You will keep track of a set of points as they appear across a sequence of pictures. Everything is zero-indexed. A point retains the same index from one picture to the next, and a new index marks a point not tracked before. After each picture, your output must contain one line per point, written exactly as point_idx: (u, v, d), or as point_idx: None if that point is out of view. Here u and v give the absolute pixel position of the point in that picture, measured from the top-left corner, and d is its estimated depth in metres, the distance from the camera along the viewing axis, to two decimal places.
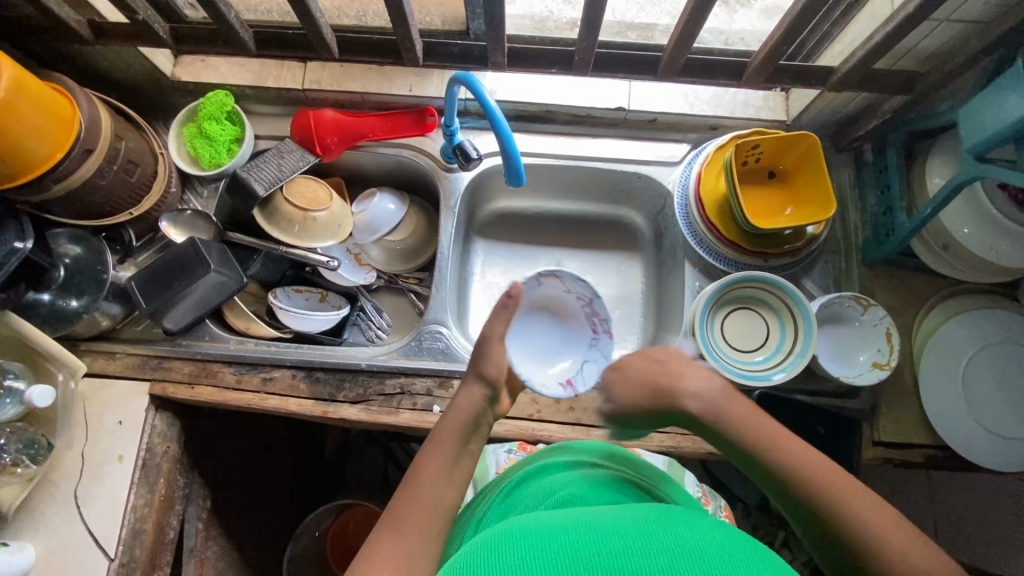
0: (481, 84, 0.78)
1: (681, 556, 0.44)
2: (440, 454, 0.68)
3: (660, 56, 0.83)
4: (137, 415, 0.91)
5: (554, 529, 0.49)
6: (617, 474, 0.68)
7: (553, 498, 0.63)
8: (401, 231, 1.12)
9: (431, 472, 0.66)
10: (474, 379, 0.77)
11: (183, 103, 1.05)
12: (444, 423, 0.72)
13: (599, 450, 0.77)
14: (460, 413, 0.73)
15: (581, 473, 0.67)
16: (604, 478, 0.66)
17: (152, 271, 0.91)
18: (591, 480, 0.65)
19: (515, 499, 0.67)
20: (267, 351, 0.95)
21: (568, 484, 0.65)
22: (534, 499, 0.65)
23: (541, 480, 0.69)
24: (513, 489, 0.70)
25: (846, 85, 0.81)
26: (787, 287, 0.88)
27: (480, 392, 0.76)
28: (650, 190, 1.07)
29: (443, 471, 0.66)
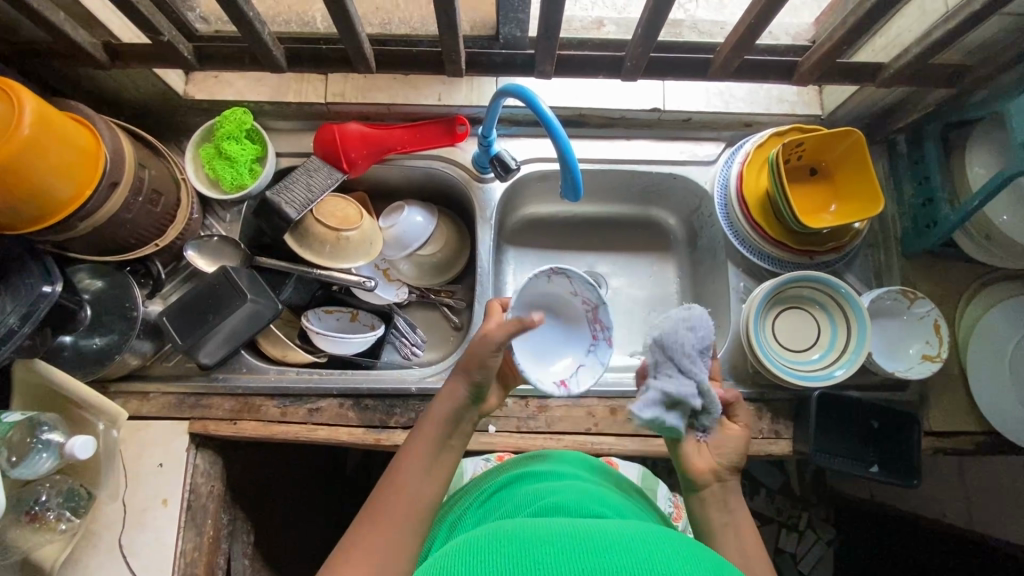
0: (536, 94, 0.75)
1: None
2: (418, 457, 0.64)
3: (711, 57, 0.81)
4: (178, 455, 0.87)
5: (538, 537, 0.49)
6: (599, 487, 0.68)
7: (537, 504, 0.62)
8: (433, 245, 1.08)
9: (404, 482, 0.62)
10: (460, 376, 0.69)
11: (197, 122, 0.99)
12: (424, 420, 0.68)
13: (576, 461, 0.77)
14: (440, 412, 0.68)
15: (566, 483, 0.66)
16: (592, 491, 0.65)
17: (184, 303, 0.87)
18: (582, 490, 0.64)
19: (494, 503, 0.68)
20: (310, 381, 0.92)
21: (549, 490, 0.64)
22: (516, 503, 0.65)
23: (522, 490, 0.66)
24: (495, 492, 0.69)
25: (896, 81, 0.80)
26: (841, 286, 0.88)
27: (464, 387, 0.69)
28: (686, 190, 1.06)
29: (418, 472, 0.63)
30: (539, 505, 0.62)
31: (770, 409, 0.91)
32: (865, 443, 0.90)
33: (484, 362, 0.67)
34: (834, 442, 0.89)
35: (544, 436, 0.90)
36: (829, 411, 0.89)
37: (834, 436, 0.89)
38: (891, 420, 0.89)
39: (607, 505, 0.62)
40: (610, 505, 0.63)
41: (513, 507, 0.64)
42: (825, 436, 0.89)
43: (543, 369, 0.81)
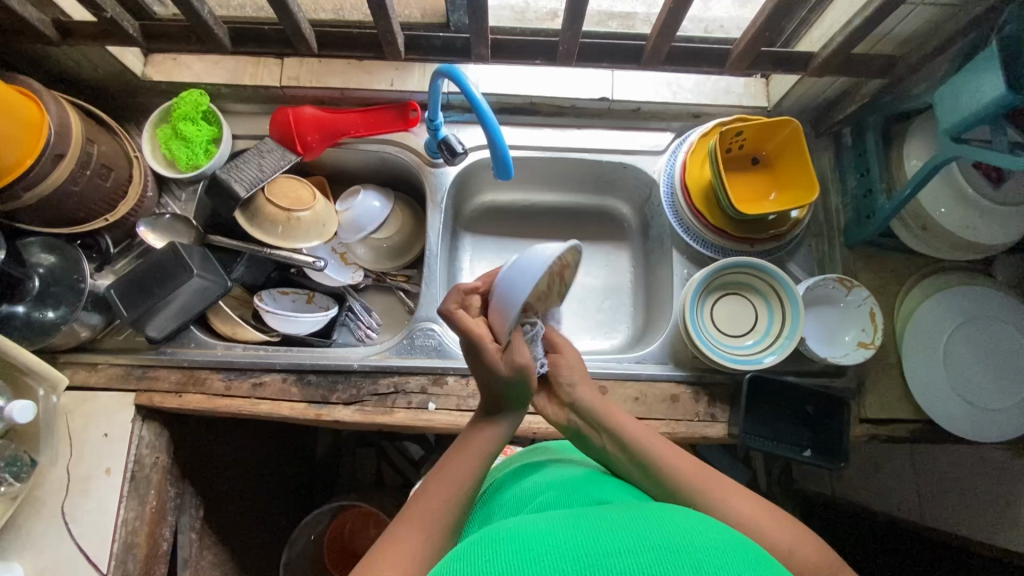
0: (467, 76, 0.77)
1: (671, 556, 0.43)
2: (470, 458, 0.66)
3: (643, 44, 0.83)
4: (123, 426, 0.89)
5: (549, 535, 0.47)
6: (592, 471, 0.69)
7: (538, 498, 0.63)
8: (388, 229, 1.10)
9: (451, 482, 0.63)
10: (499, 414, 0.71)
11: (156, 104, 1.02)
12: (466, 445, 0.68)
13: (573, 449, 0.77)
14: (482, 441, 0.68)
15: (557, 473, 0.68)
16: (577, 476, 0.67)
17: (132, 278, 0.89)
18: (568, 477, 0.66)
19: (495, 505, 0.67)
20: (256, 356, 0.94)
21: (542, 485, 0.65)
22: (517, 500, 0.64)
23: (523, 484, 0.68)
24: (493, 493, 0.70)
25: (825, 70, 0.82)
26: (773, 271, 0.90)
27: (508, 423, 0.71)
28: (636, 179, 1.08)
29: (469, 470, 0.65)
30: (539, 501, 0.62)
31: (707, 393, 0.92)
32: (799, 426, 0.92)
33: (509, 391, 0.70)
34: (769, 426, 0.90)
35: None
36: (765, 396, 0.90)
37: (769, 420, 0.90)
38: (825, 406, 0.90)
39: (608, 491, 0.63)
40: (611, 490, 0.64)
41: (511, 504, 0.64)
42: (760, 420, 0.90)
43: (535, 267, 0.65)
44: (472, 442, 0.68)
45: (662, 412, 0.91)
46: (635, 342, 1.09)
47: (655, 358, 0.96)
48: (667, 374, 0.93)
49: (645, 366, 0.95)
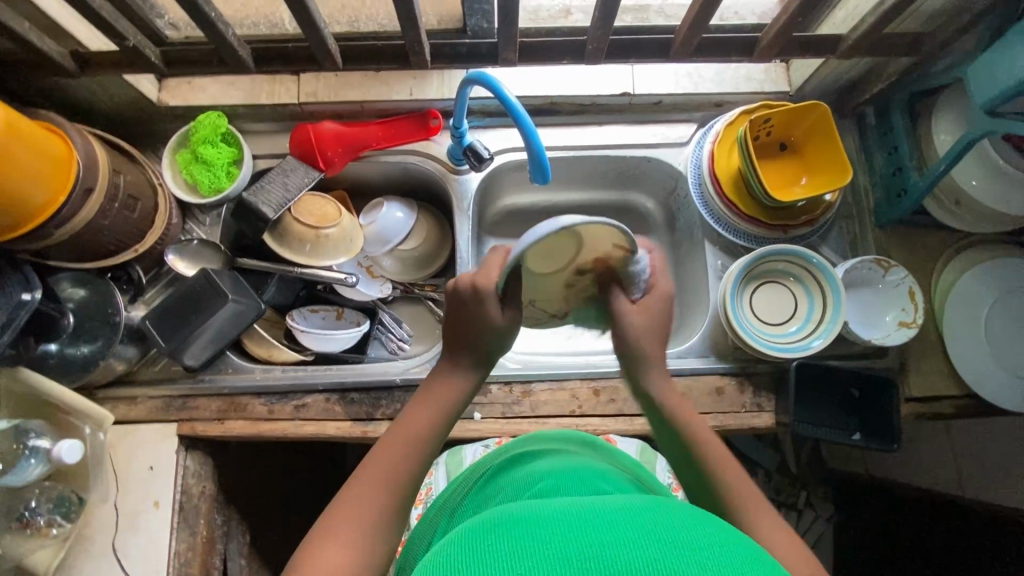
0: (499, 81, 0.76)
1: (679, 554, 0.41)
2: (429, 409, 0.66)
3: (672, 37, 0.82)
4: (168, 458, 0.89)
5: (552, 524, 0.45)
6: (590, 462, 0.68)
7: (536, 486, 0.62)
8: (414, 238, 1.08)
9: (409, 437, 0.63)
10: (468, 362, 0.68)
11: (173, 129, 1.01)
12: (427, 392, 0.67)
13: (570, 440, 0.77)
14: (443, 390, 0.67)
15: (556, 462, 0.67)
16: (579, 466, 0.65)
17: (167, 307, 0.88)
18: (571, 467, 0.65)
19: (493, 490, 0.66)
20: (295, 378, 0.92)
21: (543, 474, 0.64)
22: (512, 488, 0.64)
23: (520, 472, 0.67)
24: (490, 476, 0.70)
25: (855, 52, 0.81)
26: (812, 257, 0.89)
27: (468, 376, 0.68)
28: (661, 172, 1.07)
29: (430, 424, 0.65)
30: (538, 488, 0.61)
31: (752, 383, 0.92)
32: (842, 409, 0.92)
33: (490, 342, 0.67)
34: (816, 410, 0.90)
35: (530, 420, 0.91)
36: (814, 383, 0.90)
37: (814, 405, 0.90)
38: (871, 387, 0.89)
39: (606, 483, 0.62)
40: (611, 481, 0.63)
41: (508, 492, 0.64)
42: (807, 407, 0.90)
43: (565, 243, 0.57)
44: (434, 389, 0.67)
45: (708, 405, 0.91)
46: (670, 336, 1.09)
47: (695, 351, 0.95)
48: (710, 367, 0.93)
49: (686, 359, 0.95)
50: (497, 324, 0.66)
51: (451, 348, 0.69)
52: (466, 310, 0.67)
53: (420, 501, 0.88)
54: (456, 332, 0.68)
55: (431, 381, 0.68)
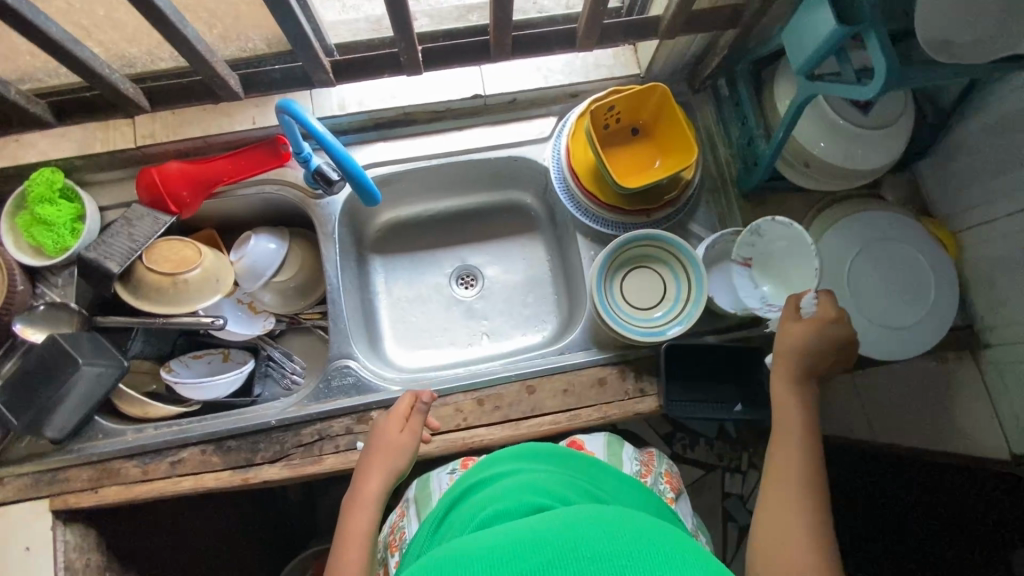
0: (302, 108, 0.77)
1: None
2: (367, 508, 0.73)
3: (488, 39, 0.82)
4: (43, 536, 0.85)
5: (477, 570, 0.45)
6: (537, 479, 0.67)
7: (478, 519, 0.61)
8: (287, 270, 1.05)
9: (358, 532, 0.71)
10: (386, 458, 0.78)
11: (10, 191, 0.96)
12: (359, 497, 0.74)
13: (517, 457, 0.74)
14: (374, 487, 0.75)
15: (511, 482, 0.66)
16: (522, 486, 0.64)
17: (13, 381, 0.83)
18: (510, 490, 0.64)
19: (447, 528, 0.66)
20: (169, 433, 0.89)
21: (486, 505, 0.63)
22: (461, 523, 0.64)
23: (473, 502, 0.67)
24: (449, 511, 0.70)
25: (673, 32, 0.82)
26: (671, 238, 0.90)
27: (393, 473, 0.77)
28: (529, 169, 1.06)
29: (369, 520, 0.73)
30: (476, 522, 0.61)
31: (633, 369, 0.92)
32: (727, 383, 0.92)
33: (398, 454, 0.78)
34: (699, 388, 0.91)
35: None
36: (691, 363, 0.91)
37: (695, 386, 0.91)
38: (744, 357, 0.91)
39: (549, 496, 0.62)
40: (553, 495, 0.63)
41: (459, 526, 0.64)
42: (684, 387, 0.90)
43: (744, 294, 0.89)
44: (365, 494, 0.75)
45: (591, 398, 0.91)
46: (564, 330, 1.09)
47: (577, 345, 0.95)
48: (591, 360, 0.93)
49: (568, 355, 0.94)
50: (402, 442, 0.79)
51: (364, 466, 0.78)
52: (378, 440, 0.79)
53: (395, 548, 0.83)
54: (371, 453, 0.79)
55: (362, 478, 0.76)
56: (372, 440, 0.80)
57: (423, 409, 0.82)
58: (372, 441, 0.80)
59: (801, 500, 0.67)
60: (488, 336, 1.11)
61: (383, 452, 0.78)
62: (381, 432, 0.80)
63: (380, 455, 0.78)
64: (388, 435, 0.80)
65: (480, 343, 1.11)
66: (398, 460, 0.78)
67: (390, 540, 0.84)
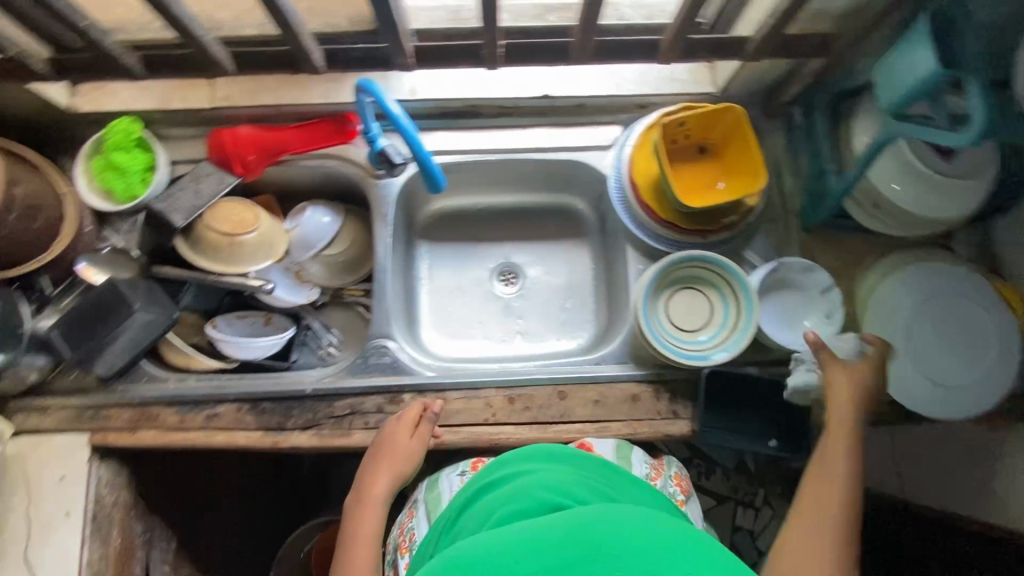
0: (381, 90, 0.79)
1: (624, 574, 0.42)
2: (372, 511, 0.79)
3: (571, 40, 0.81)
4: (79, 467, 0.89)
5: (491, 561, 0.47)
6: (549, 475, 0.67)
7: (491, 519, 0.63)
8: (338, 244, 1.08)
9: (365, 534, 0.77)
10: (390, 464, 0.82)
11: (89, 135, 0.99)
12: (364, 499, 0.80)
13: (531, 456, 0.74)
14: (378, 492, 0.80)
15: (522, 479, 0.67)
16: (534, 483, 0.65)
17: (72, 316, 0.87)
18: (522, 488, 0.65)
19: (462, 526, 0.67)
20: (208, 386, 0.92)
21: (500, 504, 0.65)
22: (474, 523, 0.65)
23: (483, 504, 0.68)
24: (460, 510, 0.71)
25: (760, 54, 0.80)
26: (728, 265, 0.88)
27: (397, 478, 0.81)
28: (587, 175, 1.05)
29: (375, 522, 0.78)
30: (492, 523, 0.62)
31: (668, 390, 0.91)
32: (765, 418, 0.89)
33: (403, 460, 0.82)
34: (736, 419, 0.89)
35: (443, 429, 0.90)
36: (730, 391, 0.89)
37: (734, 415, 0.88)
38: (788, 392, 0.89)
39: (564, 493, 0.63)
40: (570, 493, 0.63)
41: (473, 526, 0.65)
42: (723, 415, 0.88)
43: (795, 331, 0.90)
44: (371, 496, 0.80)
45: (623, 413, 0.90)
46: (600, 340, 1.08)
47: (614, 357, 0.94)
48: (627, 375, 0.92)
49: (604, 366, 0.94)
50: (407, 450, 0.83)
51: (370, 468, 0.82)
52: (385, 445, 0.83)
53: (404, 550, 0.83)
54: (377, 457, 0.83)
55: (369, 481, 0.81)
56: (380, 444, 0.84)
57: (431, 418, 0.85)
58: (380, 446, 0.84)
59: (840, 495, 0.71)
60: (522, 336, 1.11)
61: (389, 458, 0.82)
62: (388, 439, 0.84)
63: (385, 461, 0.82)
64: (396, 441, 0.83)
65: (514, 341, 1.11)
66: (403, 466, 0.82)
67: (399, 542, 0.84)
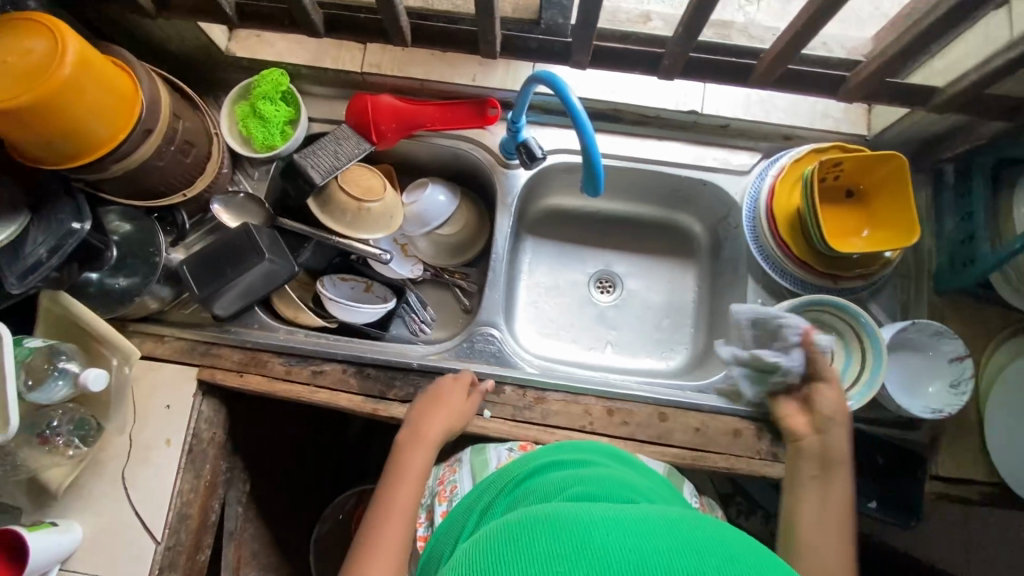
0: (566, 84, 0.77)
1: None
2: (424, 453, 0.79)
3: (755, 63, 0.81)
4: (185, 399, 0.91)
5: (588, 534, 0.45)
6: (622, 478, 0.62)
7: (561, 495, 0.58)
8: (451, 225, 1.08)
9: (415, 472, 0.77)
10: (445, 412, 0.83)
11: (236, 80, 1.01)
12: (418, 439, 0.80)
13: (599, 452, 0.71)
14: (431, 435, 0.81)
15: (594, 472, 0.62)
16: (615, 482, 0.61)
17: (204, 256, 0.89)
18: (600, 481, 0.61)
19: (522, 489, 0.62)
20: (316, 344, 0.94)
21: (572, 482, 0.60)
22: (537, 496, 0.60)
23: (545, 479, 0.63)
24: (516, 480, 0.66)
25: (948, 108, 0.77)
26: (862, 316, 0.86)
27: (450, 426, 0.83)
28: (714, 199, 1.03)
29: (425, 464, 0.78)
30: (566, 495, 0.58)
31: (771, 431, 0.89)
32: (868, 478, 0.91)
33: (458, 413, 0.84)
34: None
35: (539, 428, 0.89)
36: None
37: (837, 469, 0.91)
38: (895, 457, 0.90)
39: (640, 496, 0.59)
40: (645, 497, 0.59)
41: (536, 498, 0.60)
42: None
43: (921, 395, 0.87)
44: (425, 437, 0.81)
45: (722, 445, 0.88)
46: (694, 365, 1.06)
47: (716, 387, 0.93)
48: (729, 408, 0.90)
49: (706, 394, 0.92)
50: (462, 404, 0.85)
51: (422, 413, 0.83)
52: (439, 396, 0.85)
53: (444, 498, 0.80)
54: (433, 404, 0.84)
55: (423, 424, 0.82)
56: (433, 395, 0.86)
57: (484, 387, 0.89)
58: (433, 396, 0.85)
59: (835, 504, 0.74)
60: (612, 347, 1.10)
61: (444, 406, 0.84)
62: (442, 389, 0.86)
63: (439, 408, 0.84)
64: (452, 392, 0.86)
65: (603, 351, 1.10)
66: (456, 420, 0.84)
67: (438, 490, 0.82)
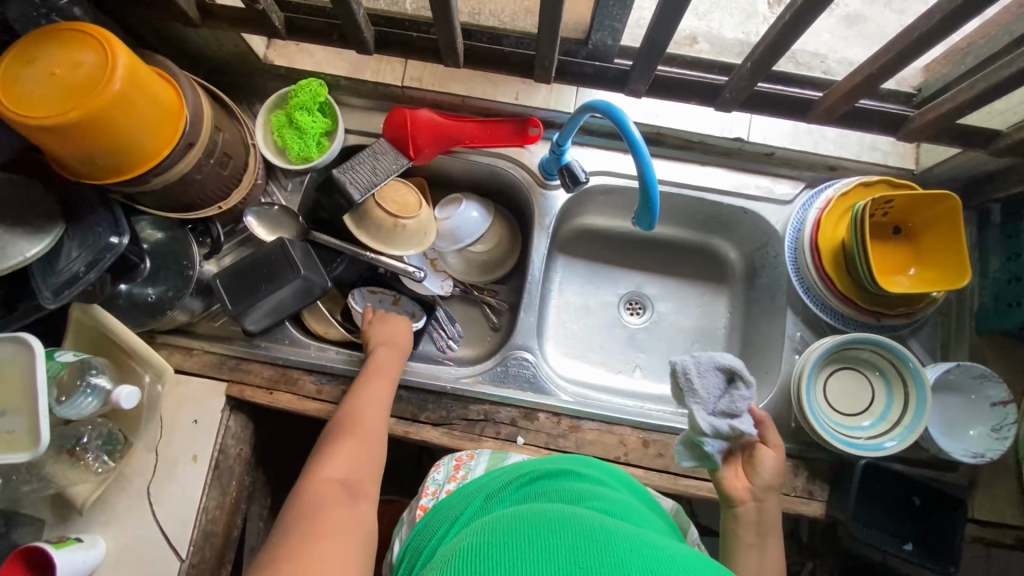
0: (624, 112, 0.76)
1: None
2: (386, 383, 0.86)
3: (819, 98, 0.80)
4: (212, 414, 0.89)
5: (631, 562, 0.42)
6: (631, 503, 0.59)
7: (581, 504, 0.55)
8: (484, 242, 1.05)
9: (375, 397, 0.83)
10: (396, 341, 0.91)
11: (272, 88, 0.99)
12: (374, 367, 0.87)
13: (614, 477, 0.67)
14: (387, 361, 0.88)
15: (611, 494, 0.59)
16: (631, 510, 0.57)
17: (238, 270, 0.87)
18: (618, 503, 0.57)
19: (535, 487, 0.60)
20: (348, 362, 0.93)
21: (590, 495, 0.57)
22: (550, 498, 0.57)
23: (563, 485, 0.59)
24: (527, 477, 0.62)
25: (1008, 152, 0.76)
26: (909, 358, 0.84)
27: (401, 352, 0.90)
28: (753, 227, 1.02)
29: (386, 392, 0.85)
30: (585, 505, 0.55)
31: (807, 468, 0.88)
32: (901, 518, 0.86)
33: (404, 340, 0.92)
34: (871, 512, 0.85)
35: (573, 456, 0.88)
36: (865, 481, 0.85)
37: (873, 506, 0.85)
38: (935, 500, 0.84)
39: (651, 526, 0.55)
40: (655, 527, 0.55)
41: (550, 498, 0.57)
42: (867, 507, 0.85)
43: (963, 438, 0.86)
44: (383, 365, 0.88)
45: None
46: None
47: None
48: None
49: None
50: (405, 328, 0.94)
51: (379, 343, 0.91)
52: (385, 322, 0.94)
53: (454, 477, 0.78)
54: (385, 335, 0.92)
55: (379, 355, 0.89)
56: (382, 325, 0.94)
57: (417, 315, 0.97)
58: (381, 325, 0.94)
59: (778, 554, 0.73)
60: (641, 371, 1.09)
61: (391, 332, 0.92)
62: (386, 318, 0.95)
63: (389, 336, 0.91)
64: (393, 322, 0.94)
65: (632, 374, 1.08)
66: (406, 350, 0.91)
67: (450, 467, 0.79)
